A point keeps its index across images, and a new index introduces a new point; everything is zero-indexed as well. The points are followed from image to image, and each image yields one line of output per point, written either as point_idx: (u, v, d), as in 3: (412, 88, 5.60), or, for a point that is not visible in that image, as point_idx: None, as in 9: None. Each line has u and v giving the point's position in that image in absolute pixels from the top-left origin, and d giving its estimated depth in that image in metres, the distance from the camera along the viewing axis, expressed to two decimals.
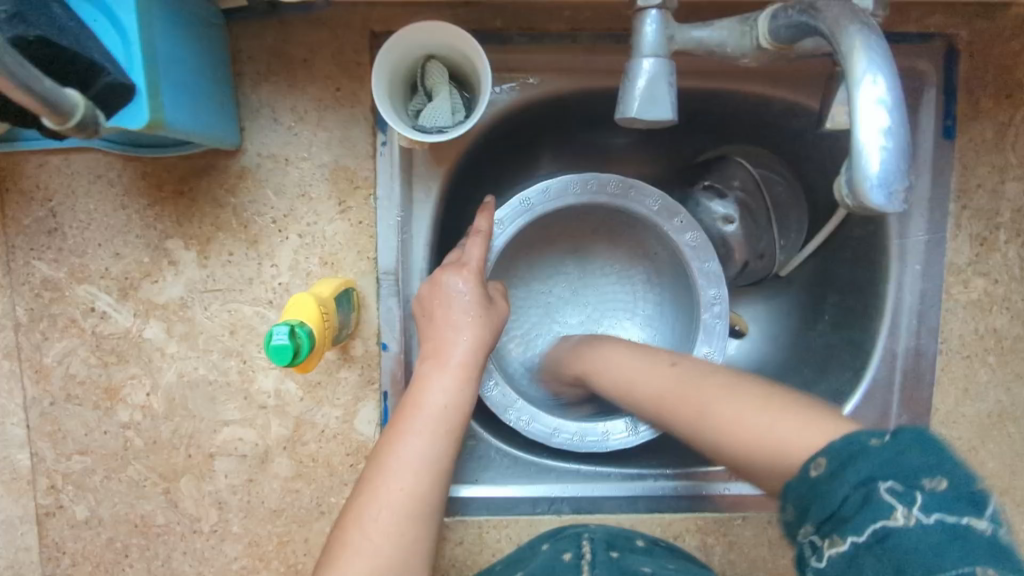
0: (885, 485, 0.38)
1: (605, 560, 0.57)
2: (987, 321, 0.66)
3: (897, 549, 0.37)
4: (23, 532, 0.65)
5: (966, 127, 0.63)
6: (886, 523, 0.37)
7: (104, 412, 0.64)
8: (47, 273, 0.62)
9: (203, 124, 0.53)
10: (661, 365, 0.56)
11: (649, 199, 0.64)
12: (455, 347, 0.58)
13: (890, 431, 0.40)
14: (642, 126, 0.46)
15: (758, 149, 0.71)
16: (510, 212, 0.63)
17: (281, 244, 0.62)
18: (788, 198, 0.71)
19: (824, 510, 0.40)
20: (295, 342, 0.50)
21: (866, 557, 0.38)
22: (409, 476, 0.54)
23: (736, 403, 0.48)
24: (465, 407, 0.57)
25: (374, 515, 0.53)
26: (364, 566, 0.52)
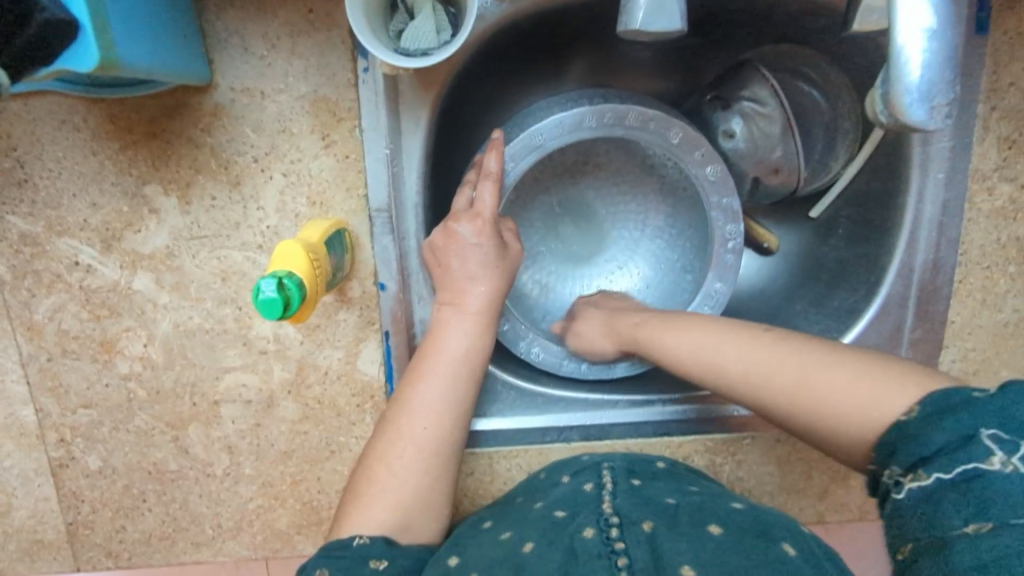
0: (989, 431, 0.38)
1: (626, 489, 0.55)
2: (1010, 229, 0.63)
3: (982, 491, 0.37)
4: (40, 483, 0.65)
5: (1001, 18, 0.58)
6: (980, 465, 0.37)
7: (104, 364, 0.62)
8: (24, 228, 0.59)
9: (163, 57, 0.48)
10: (749, 332, 0.54)
11: (672, 130, 0.60)
12: (475, 288, 0.57)
13: (1000, 387, 0.40)
14: (647, 38, 0.42)
15: (788, 48, 0.64)
16: (519, 147, 0.59)
17: (265, 184, 0.58)
18: (818, 108, 0.64)
19: (918, 454, 0.41)
20: (285, 295, 0.47)
21: (948, 492, 0.38)
22: (431, 416, 0.56)
23: (848, 382, 0.47)
24: (485, 353, 0.58)
25: (398, 454, 0.55)
26: (388, 503, 0.54)
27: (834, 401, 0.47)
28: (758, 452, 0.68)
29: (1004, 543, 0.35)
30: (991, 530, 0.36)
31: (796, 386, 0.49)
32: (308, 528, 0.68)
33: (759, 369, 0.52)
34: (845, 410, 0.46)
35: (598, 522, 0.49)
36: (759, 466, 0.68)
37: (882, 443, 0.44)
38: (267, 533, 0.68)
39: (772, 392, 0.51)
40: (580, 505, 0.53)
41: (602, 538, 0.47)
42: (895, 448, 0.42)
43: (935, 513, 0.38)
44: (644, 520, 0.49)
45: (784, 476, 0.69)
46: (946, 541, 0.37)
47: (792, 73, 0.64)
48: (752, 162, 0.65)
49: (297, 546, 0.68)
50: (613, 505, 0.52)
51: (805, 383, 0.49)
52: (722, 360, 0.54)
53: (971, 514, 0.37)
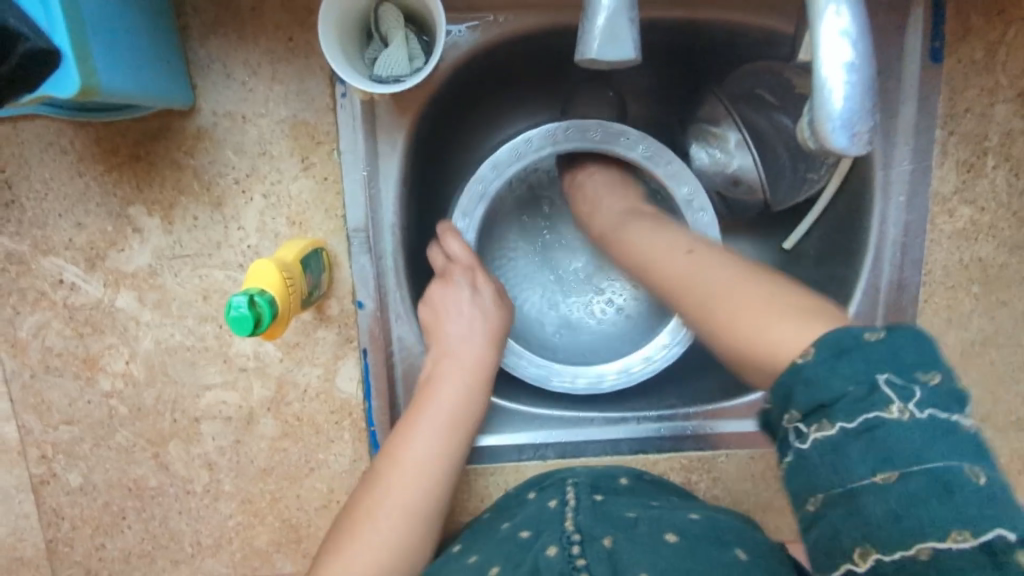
0: (886, 376, 0.36)
1: (588, 505, 0.54)
2: (973, 250, 0.64)
3: (890, 439, 0.35)
4: (21, 500, 0.66)
5: (954, 47, 0.60)
6: (880, 413, 0.36)
7: (86, 381, 0.64)
8: (10, 247, 0.60)
9: (145, 84, 0.50)
10: (680, 249, 0.54)
11: (637, 144, 0.63)
12: (480, 317, 0.61)
13: (884, 328, 0.38)
14: (604, 66, 0.44)
15: (751, 67, 0.63)
16: (504, 156, 0.63)
17: (246, 205, 0.60)
18: (783, 131, 0.61)
19: (816, 397, 0.38)
20: (255, 312, 0.49)
21: (853, 443, 0.36)
22: (418, 469, 0.57)
23: (761, 302, 0.45)
24: (477, 413, 0.59)
25: (384, 504, 0.56)
26: (370, 554, 0.54)
27: (732, 319, 0.46)
28: (732, 470, 0.69)
29: (913, 488, 0.35)
30: (898, 479, 0.35)
31: (715, 295, 0.48)
32: (286, 546, 0.68)
33: (678, 275, 0.52)
34: (745, 335, 0.44)
35: (562, 540, 0.50)
36: (735, 483, 0.69)
37: (778, 386, 0.40)
38: (245, 551, 0.68)
39: (672, 282, 0.53)
40: (543, 523, 0.53)
41: (565, 556, 0.48)
42: (790, 394, 0.39)
43: (841, 462, 0.37)
44: (605, 534, 0.50)
45: (759, 494, 0.69)
46: (857, 491, 0.36)
47: (749, 97, 0.63)
48: (723, 184, 0.67)
49: (276, 564, 0.69)
50: (574, 522, 0.52)
51: (728, 295, 0.47)
52: (659, 261, 0.55)
53: (877, 464, 0.36)
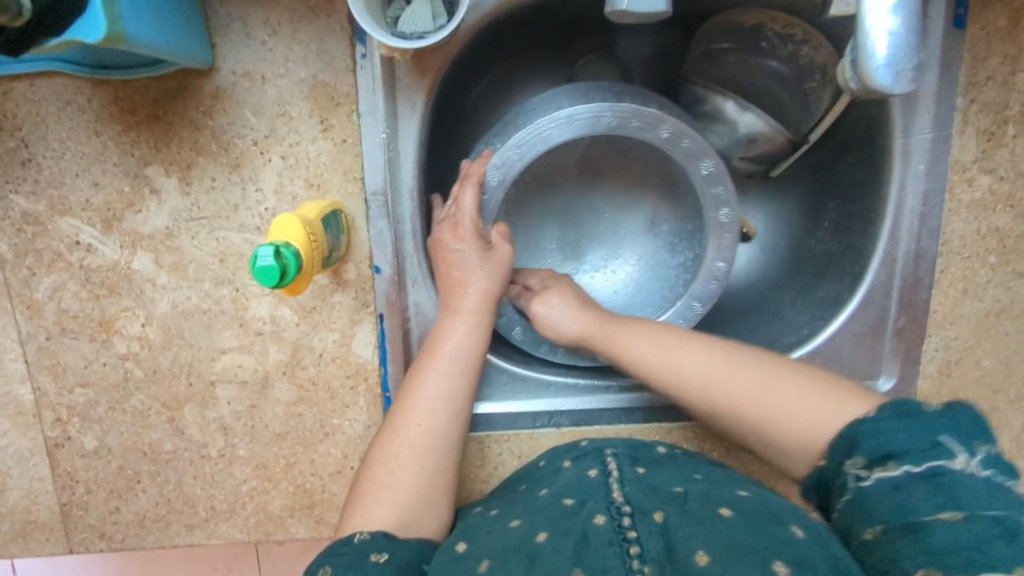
0: (950, 439, 0.42)
1: (632, 477, 0.54)
2: (990, 220, 0.64)
3: (946, 485, 0.41)
4: (35, 463, 0.66)
5: (979, 13, 0.59)
6: (948, 463, 0.42)
7: (101, 343, 0.63)
8: (27, 207, 0.60)
9: (166, 38, 0.49)
10: (709, 349, 0.56)
11: (661, 126, 0.61)
12: (470, 292, 0.59)
13: (948, 405, 0.44)
14: (633, 18, 0.44)
15: (713, 23, 0.66)
16: (553, 122, 0.59)
17: (265, 167, 0.60)
18: (768, 72, 0.67)
19: (884, 448, 0.44)
20: (281, 263, 0.48)
21: (917, 484, 0.42)
22: (427, 413, 0.57)
23: (797, 390, 0.52)
24: (480, 351, 0.60)
25: (395, 452, 0.56)
26: (390, 499, 0.54)
27: (785, 414, 0.51)
28: None
29: (975, 531, 0.39)
30: (965, 519, 0.40)
31: (762, 418, 0.53)
32: (300, 511, 0.68)
33: (706, 379, 0.55)
34: (757, 410, 0.53)
35: (610, 510, 0.48)
36: (747, 452, 0.68)
37: (860, 453, 0.45)
38: (259, 516, 0.68)
39: (709, 383, 0.55)
40: (588, 492, 0.52)
41: (614, 527, 0.46)
42: (888, 451, 0.44)
43: (903, 501, 0.42)
44: (655, 509, 0.48)
45: (771, 464, 0.69)
46: (922, 526, 0.41)
47: (712, 59, 0.68)
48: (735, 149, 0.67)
49: (289, 529, 0.69)
50: (622, 493, 0.50)
51: (769, 419, 0.52)
52: (684, 369, 0.56)
53: (941, 503, 0.41)
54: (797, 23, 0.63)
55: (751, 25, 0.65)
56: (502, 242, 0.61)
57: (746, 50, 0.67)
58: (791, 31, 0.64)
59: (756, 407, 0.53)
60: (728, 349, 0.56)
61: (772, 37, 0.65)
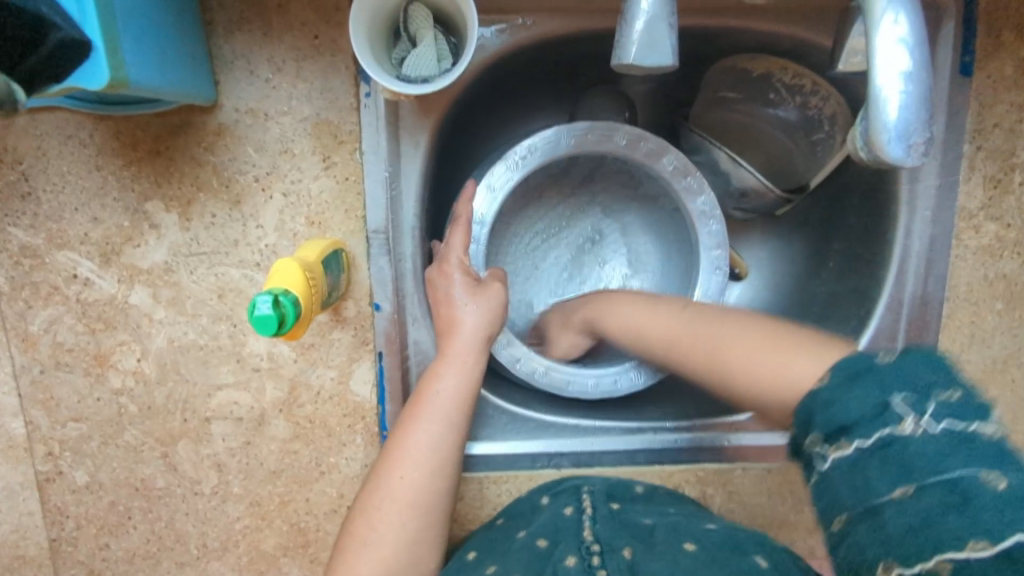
0: (899, 394, 0.37)
1: (606, 513, 0.54)
2: (997, 266, 0.63)
3: (904, 454, 0.36)
4: (25, 498, 0.65)
5: (985, 62, 0.59)
6: (893, 430, 0.36)
7: (96, 378, 0.63)
8: (25, 240, 0.59)
9: (169, 79, 0.49)
10: (673, 308, 0.56)
11: (617, 136, 0.62)
12: (462, 335, 0.58)
13: (899, 352, 0.39)
14: (639, 70, 0.43)
15: (719, 67, 0.66)
16: (522, 152, 0.61)
17: (265, 204, 0.59)
18: (774, 122, 0.67)
19: (835, 419, 0.38)
20: (279, 312, 0.48)
21: (869, 460, 0.37)
22: (411, 463, 0.55)
23: (758, 345, 0.47)
24: (473, 396, 0.58)
25: (377, 505, 0.55)
26: (372, 556, 0.54)
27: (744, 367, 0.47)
28: (748, 483, 0.67)
29: (932, 502, 0.34)
30: (917, 493, 0.35)
31: (708, 353, 0.50)
32: (294, 551, 0.67)
33: (671, 331, 0.55)
34: (765, 367, 0.46)
35: (581, 549, 0.49)
36: (750, 497, 0.68)
37: (798, 416, 0.42)
38: (252, 555, 0.67)
39: (668, 340, 0.54)
40: (561, 533, 0.52)
41: (583, 566, 0.47)
42: (812, 420, 0.40)
43: (862, 481, 0.37)
44: (624, 545, 0.50)
45: (773, 509, 0.68)
46: (879, 507, 0.36)
47: (719, 99, 0.68)
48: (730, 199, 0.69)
49: (282, 568, 0.67)
50: (593, 532, 0.51)
51: (720, 347, 0.50)
52: (646, 324, 0.57)
53: (896, 477, 0.36)
54: (806, 74, 0.62)
55: (759, 74, 0.65)
56: (493, 281, 0.61)
57: (753, 99, 0.67)
58: (800, 82, 0.63)
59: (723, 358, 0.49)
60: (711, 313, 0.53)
61: (780, 87, 0.65)
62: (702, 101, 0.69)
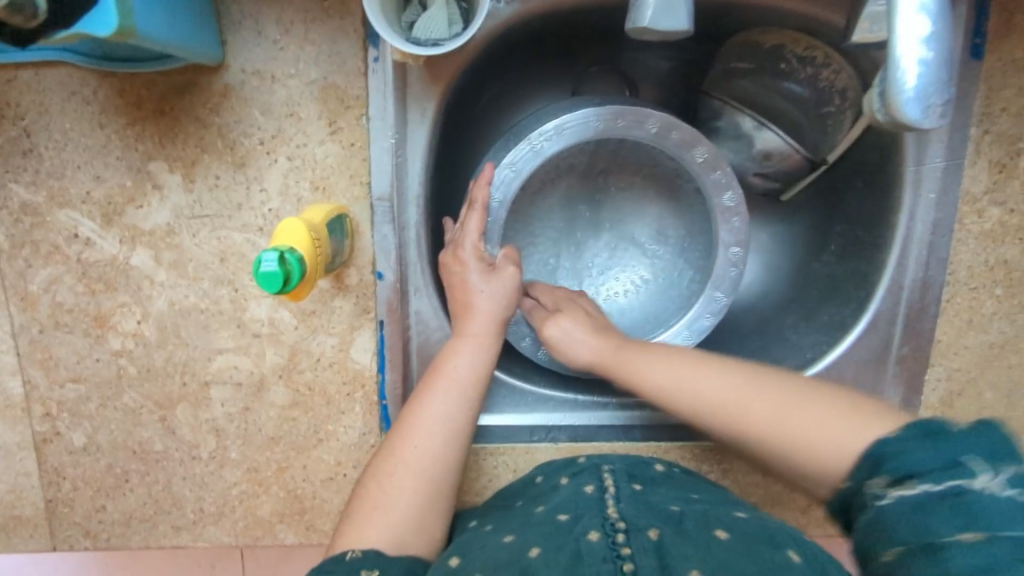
0: (972, 457, 0.35)
1: (629, 493, 0.53)
2: (998, 251, 0.64)
3: (972, 505, 0.33)
4: (22, 458, 0.65)
5: (996, 44, 0.59)
6: (964, 483, 0.34)
7: (95, 339, 0.62)
8: (25, 197, 0.59)
9: (177, 34, 0.49)
10: (727, 368, 0.51)
11: (649, 122, 0.61)
12: (478, 315, 0.59)
13: (977, 422, 0.37)
14: (653, 36, 0.43)
15: (738, 40, 0.65)
16: (546, 129, 0.60)
17: (270, 167, 0.59)
18: (788, 97, 0.65)
19: (909, 467, 0.36)
20: (284, 269, 0.48)
21: (938, 506, 0.34)
22: (428, 431, 0.56)
23: (815, 410, 0.45)
24: (489, 372, 0.59)
25: (390, 472, 0.55)
26: (383, 521, 0.53)
27: (816, 439, 0.44)
28: (744, 462, 0.68)
29: (999, 553, 0.32)
30: (981, 541, 0.32)
31: (769, 425, 0.47)
32: (290, 517, 0.67)
33: (720, 395, 0.50)
34: (811, 441, 0.44)
35: (605, 526, 0.47)
36: (746, 475, 0.68)
37: (865, 458, 0.40)
38: (248, 521, 0.67)
39: (715, 409, 0.50)
40: (582, 508, 0.51)
41: (608, 543, 0.45)
42: (882, 462, 0.38)
43: (921, 522, 0.34)
44: (651, 527, 0.47)
45: (768, 488, 0.68)
46: (940, 546, 0.33)
47: (729, 75, 0.67)
48: (754, 166, 0.67)
49: (278, 535, 0.68)
50: (617, 510, 0.50)
51: (786, 424, 0.46)
52: (692, 386, 0.51)
53: (961, 523, 0.33)
54: (819, 45, 0.62)
55: (770, 46, 0.64)
56: (506, 262, 0.61)
57: (764, 71, 0.65)
58: (812, 54, 0.63)
59: (705, 420, 0.51)
60: (769, 372, 0.50)
61: (792, 59, 0.64)
62: (715, 78, 0.67)
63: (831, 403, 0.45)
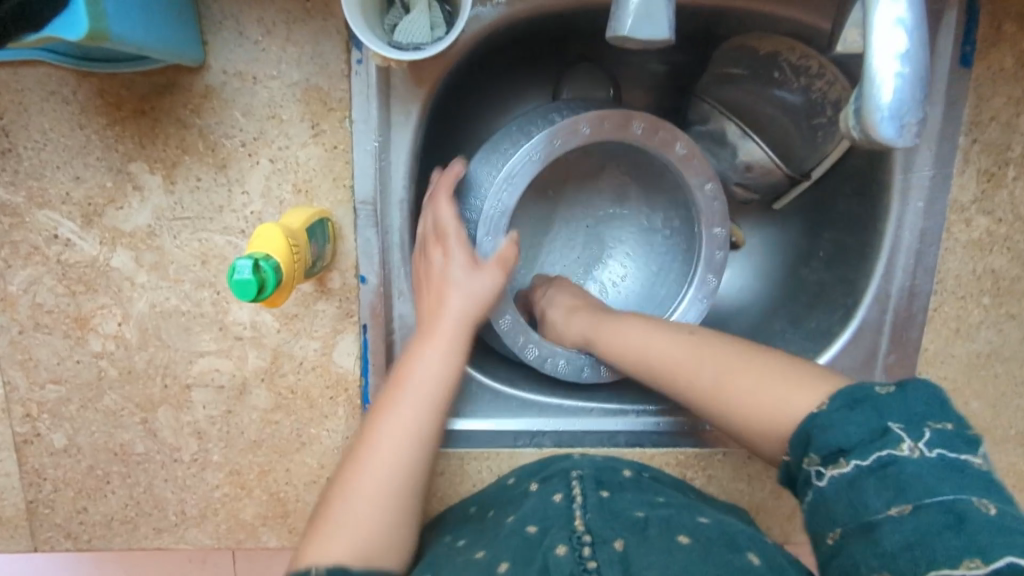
0: (896, 424, 0.42)
1: (595, 501, 0.53)
2: (986, 261, 0.63)
3: (901, 475, 0.41)
4: (2, 458, 0.64)
5: (986, 52, 0.59)
6: (892, 452, 0.42)
7: (76, 341, 0.62)
8: (4, 197, 0.58)
9: (155, 35, 0.48)
10: (680, 334, 0.57)
11: (637, 127, 0.60)
12: (450, 313, 0.58)
13: (901, 383, 0.44)
14: (634, 44, 0.43)
15: (735, 42, 0.64)
16: (535, 142, 0.59)
17: (252, 169, 0.58)
18: (776, 105, 0.64)
19: (834, 441, 0.43)
20: (258, 277, 0.47)
21: (866, 480, 0.42)
22: (392, 450, 0.55)
23: (778, 380, 0.50)
24: (453, 381, 0.58)
25: (355, 486, 0.54)
26: (345, 537, 0.52)
27: (745, 401, 0.51)
28: (729, 469, 0.68)
29: (926, 521, 0.39)
30: (912, 512, 0.40)
31: (715, 395, 0.53)
32: (273, 520, 0.67)
33: (677, 362, 0.56)
34: (767, 413, 0.50)
35: (571, 539, 0.48)
36: (730, 482, 0.68)
37: (797, 436, 0.47)
38: (230, 523, 0.67)
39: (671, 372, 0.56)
40: (551, 519, 0.51)
41: (575, 556, 0.46)
42: (811, 439, 0.45)
43: (857, 498, 0.42)
44: (616, 537, 0.48)
45: (752, 494, 0.68)
46: (873, 524, 0.41)
47: (723, 78, 0.66)
48: (735, 174, 0.67)
49: (260, 538, 0.67)
50: (584, 521, 0.50)
51: (721, 400, 0.53)
52: (648, 355, 0.58)
53: (892, 497, 0.41)
54: (814, 54, 0.61)
55: (766, 53, 0.63)
56: (492, 262, 0.60)
57: (757, 78, 0.64)
58: (806, 64, 0.62)
59: (739, 386, 0.52)
60: (705, 339, 0.57)
61: (786, 68, 0.63)
62: (708, 81, 0.67)
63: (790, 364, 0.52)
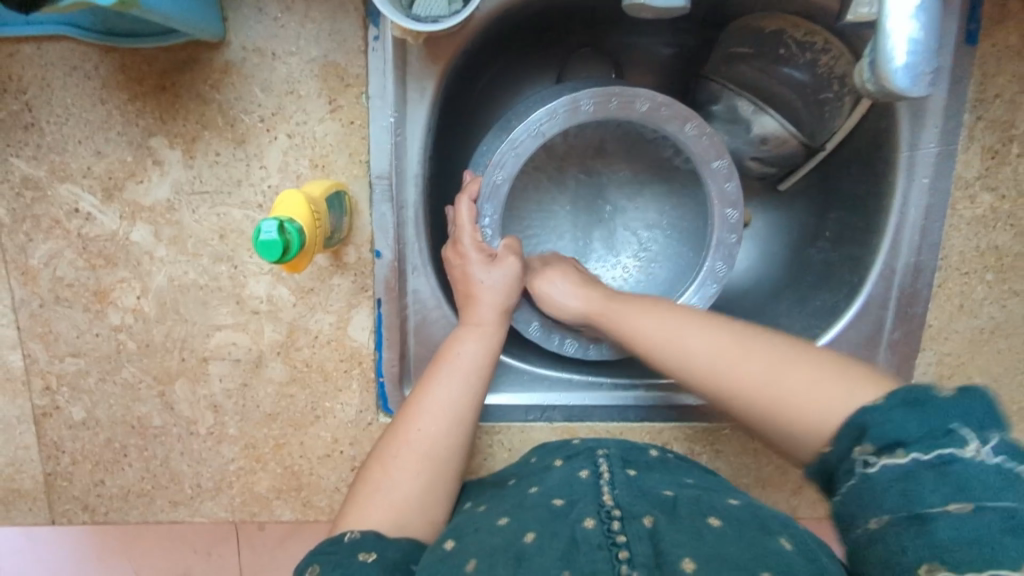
0: (961, 425, 0.38)
1: (624, 479, 0.53)
2: (990, 237, 0.64)
3: (962, 474, 0.37)
4: (22, 431, 0.65)
5: (991, 31, 0.60)
6: (955, 451, 0.37)
7: (95, 314, 0.63)
8: (27, 171, 0.59)
9: (180, 7, 0.49)
10: (716, 329, 0.53)
11: (640, 100, 0.60)
12: (481, 305, 0.61)
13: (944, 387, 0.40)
14: (649, 12, 0.45)
15: (745, 21, 0.66)
16: (557, 104, 0.59)
17: (270, 144, 0.59)
18: (785, 82, 0.65)
19: (894, 434, 0.39)
20: (284, 238, 0.48)
21: (924, 472, 0.38)
22: (431, 421, 0.57)
23: (810, 378, 0.47)
24: (494, 363, 0.61)
25: (395, 454, 0.56)
26: (384, 502, 0.54)
27: (811, 408, 0.46)
28: (736, 443, 0.69)
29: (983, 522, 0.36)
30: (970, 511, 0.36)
31: (765, 394, 0.48)
32: (287, 493, 0.68)
33: (715, 362, 0.51)
34: (807, 405, 0.46)
35: (600, 513, 0.48)
36: (737, 456, 0.69)
37: (847, 427, 0.42)
38: (245, 496, 0.68)
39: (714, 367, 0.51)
40: (577, 493, 0.52)
41: (603, 530, 0.46)
42: (866, 430, 0.41)
43: (911, 491, 0.38)
44: (646, 513, 0.48)
45: (760, 469, 0.69)
46: (926, 517, 0.37)
47: (729, 59, 0.67)
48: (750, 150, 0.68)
49: (274, 511, 0.68)
50: (612, 496, 0.50)
51: (779, 392, 0.48)
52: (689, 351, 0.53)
53: (949, 493, 0.37)
54: (819, 31, 0.62)
55: (771, 31, 0.64)
56: (507, 252, 0.62)
57: (763, 57, 0.65)
58: (812, 40, 0.63)
59: (751, 373, 0.49)
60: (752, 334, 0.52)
61: (791, 44, 0.64)
62: (717, 64, 0.68)
63: (828, 361, 0.48)
